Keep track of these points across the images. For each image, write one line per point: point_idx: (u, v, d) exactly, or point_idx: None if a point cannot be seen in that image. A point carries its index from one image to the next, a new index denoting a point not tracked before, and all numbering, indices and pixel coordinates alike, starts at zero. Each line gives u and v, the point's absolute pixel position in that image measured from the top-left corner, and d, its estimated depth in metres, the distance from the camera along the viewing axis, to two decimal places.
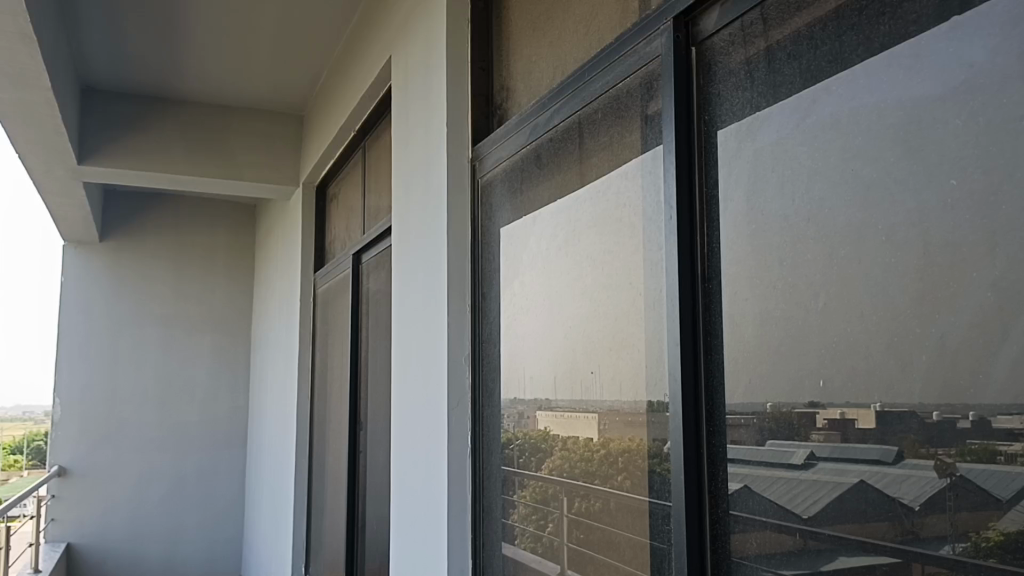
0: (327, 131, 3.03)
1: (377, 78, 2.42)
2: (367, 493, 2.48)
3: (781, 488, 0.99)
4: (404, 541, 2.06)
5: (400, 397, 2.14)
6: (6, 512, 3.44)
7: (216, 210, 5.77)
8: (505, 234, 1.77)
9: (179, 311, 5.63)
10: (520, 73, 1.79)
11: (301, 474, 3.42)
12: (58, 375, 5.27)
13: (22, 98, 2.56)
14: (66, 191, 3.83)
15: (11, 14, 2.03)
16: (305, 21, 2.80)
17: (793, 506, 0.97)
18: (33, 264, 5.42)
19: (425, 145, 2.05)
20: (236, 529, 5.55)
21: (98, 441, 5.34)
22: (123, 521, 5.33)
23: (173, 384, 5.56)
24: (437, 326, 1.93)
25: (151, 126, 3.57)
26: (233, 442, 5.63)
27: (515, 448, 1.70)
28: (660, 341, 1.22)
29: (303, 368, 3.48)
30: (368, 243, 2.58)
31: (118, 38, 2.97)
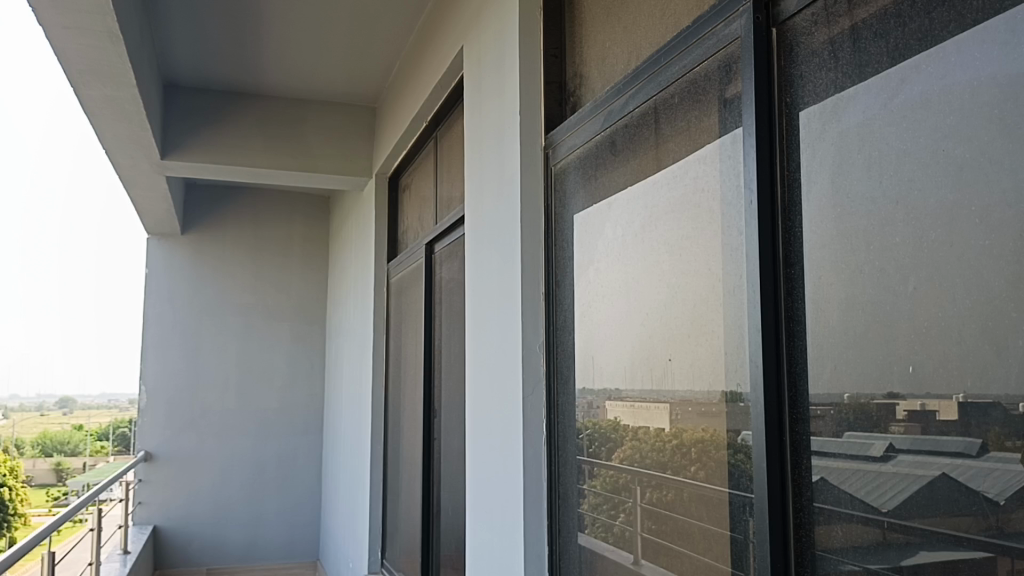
0: (399, 123, 3.06)
1: (450, 68, 2.44)
2: (443, 479, 2.50)
3: (859, 481, 0.97)
4: (480, 527, 2.08)
5: (475, 385, 2.16)
6: (97, 495, 3.59)
7: (291, 202, 5.89)
8: (579, 221, 1.76)
9: (256, 301, 5.76)
10: (593, 59, 1.78)
11: (377, 461, 3.47)
12: (144, 364, 5.47)
13: (110, 94, 2.65)
14: (150, 185, 3.96)
15: (100, 15, 2.11)
16: (378, 14, 2.84)
17: (871, 499, 0.95)
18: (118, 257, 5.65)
19: (498, 134, 2.06)
20: (313, 515, 5.66)
21: (181, 428, 5.52)
22: (205, 505, 5.49)
23: (253, 373, 5.70)
24: (511, 314, 1.93)
25: (230, 121, 3.65)
26: (310, 429, 5.75)
27: (586, 437, 1.70)
28: (740, 327, 1.21)
29: (377, 355, 3.54)
30: (441, 233, 2.60)
31: (198, 35, 3.05)
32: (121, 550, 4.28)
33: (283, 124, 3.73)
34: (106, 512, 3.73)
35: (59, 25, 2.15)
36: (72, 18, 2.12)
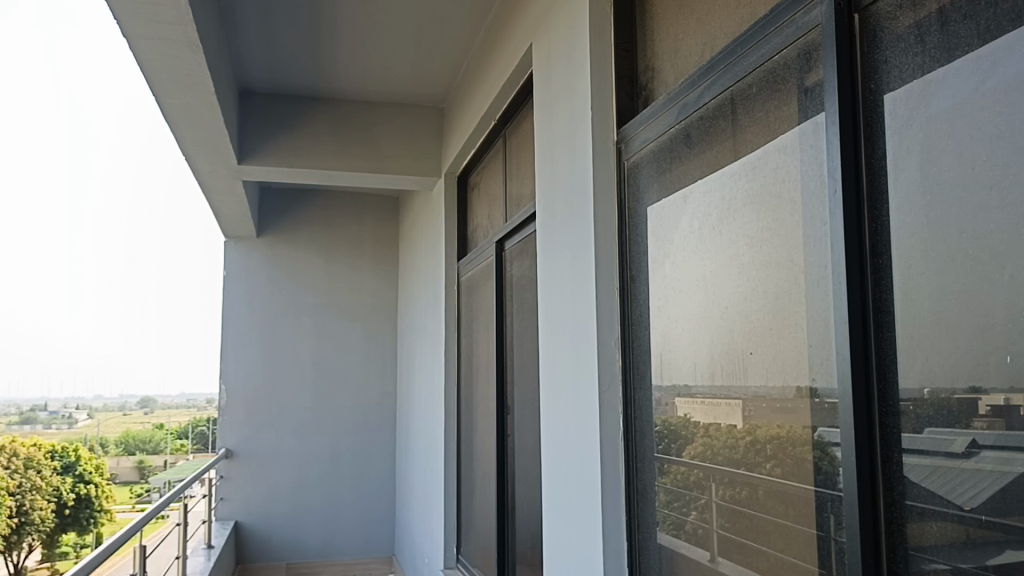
0: (468, 122, 3.09)
1: (519, 66, 2.45)
2: (518, 476, 2.51)
3: (940, 479, 0.97)
4: (558, 523, 2.08)
5: (549, 381, 2.17)
6: (182, 492, 3.68)
7: (362, 204, 5.99)
8: (652, 215, 1.75)
9: (329, 301, 5.87)
10: (666, 52, 1.77)
11: (451, 457, 3.50)
12: (223, 364, 5.62)
13: (190, 101, 2.72)
14: (227, 189, 4.06)
15: (182, 24, 2.17)
16: (448, 16, 2.86)
17: (952, 497, 0.95)
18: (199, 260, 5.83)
19: (569, 131, 2.06)
20: (388, 512, 5.74)
21: (259, 426, 5.64)
22: (282, 502, 5.60)
23: (327, 372, 5.81)
24: (586, 310, 1.93)
25: (303, 125, 3.72)
26: (383, 427, 5.84)
27: (660, 434, 1.70)
28: (826, 319, 1.18)
29: (449, 353, 3.57)
30: (511, 230, 2.61)
31: (271, 42, 3.12)
32: (206, 544, 4.40)
33: (354, 127, 3.78)
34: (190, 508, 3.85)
35: (143, 36, 2.22)
36: (156, 29, 2.19)
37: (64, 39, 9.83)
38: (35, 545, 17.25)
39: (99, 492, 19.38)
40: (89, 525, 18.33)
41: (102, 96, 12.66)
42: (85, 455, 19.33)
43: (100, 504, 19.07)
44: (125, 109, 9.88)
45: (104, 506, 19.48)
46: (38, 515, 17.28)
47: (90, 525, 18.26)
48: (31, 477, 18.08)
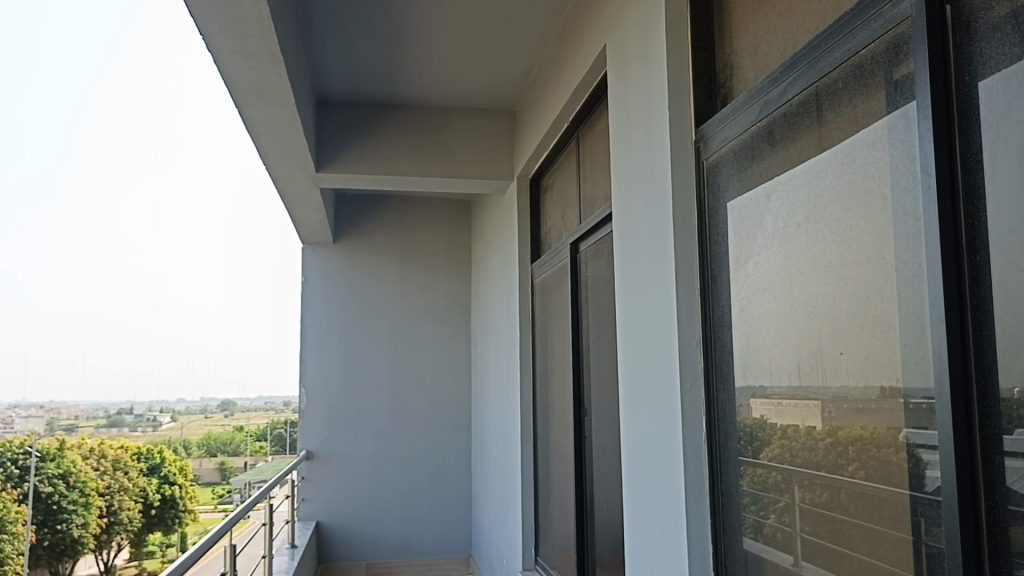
0: (541, 125, 3.10)
1: (593, 68, 2.45)
2: (597, 478, 2.50)
3: None
4: (641, 525, 2.07)
5: (629, 383, 2.17)
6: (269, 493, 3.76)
7: (435, 208, 6.05)
8: (733, 214, 1.73)
9: (404, 304, 5.94)
10: (745, 49, 1.74)
11: (528, 458, 3.51)
12: (303, 367, 5.76)
13: (271, 112, 2.80)
14: (306, 197, 4.16)
15: (265, 38, 2.24)
16: (521, 21, 2.88)
17: None
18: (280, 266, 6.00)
19: (646, 131, 2.06)
20: (464, 514, 5.76)
21: (339, 428, 5.75)
22: (360, 503, 5.68)
23: (403, 374, 5.88)
24: (667, 311, 1.92)
25: (377, 132, 3.78)
26: (458, 429, 5.87)
27: (743, 437, 1.68)
28: (921, 317, 1.15)
29: (525, 356, 3.57)
30: (586, 232, 2.61)
31: (346, 51, 3.18)
32: (289, 543, 4.50)
33: (427, 133, 3.83)
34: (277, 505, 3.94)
35: (228, 50, 2.30)
36: (241, 43, 2.26)
37: (153, 57, 10.18)
38: (123, 545, 18.22)
39: (183, 493, 20.08)
40: (173, 525, 19.11)
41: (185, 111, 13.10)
42: (170, 456, 20.01)
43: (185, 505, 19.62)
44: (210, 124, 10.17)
45: (188, 506, 20.15)
46: (127, 515, 18.26)
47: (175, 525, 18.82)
48: (119, 479, 18.86)
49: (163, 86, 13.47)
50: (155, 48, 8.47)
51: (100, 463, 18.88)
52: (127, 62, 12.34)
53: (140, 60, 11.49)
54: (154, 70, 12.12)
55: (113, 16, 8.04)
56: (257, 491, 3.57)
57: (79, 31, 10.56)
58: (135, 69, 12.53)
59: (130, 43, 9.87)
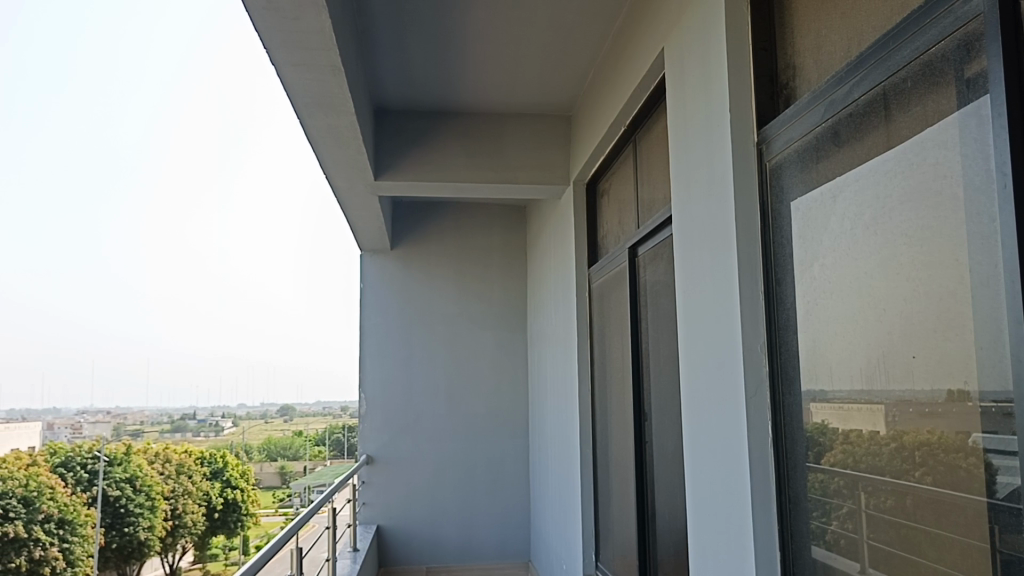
0: (597, 130, 3.10)
1: (650, 72, 2.44)
2: (658, 483, 2.49)
3: None
4: (707, 531, 2.05)
5: (692, 388, 2.15)
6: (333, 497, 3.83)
7: (490, 214, 6.08)
8: (798, 216, 1.70)
9: (460, 309, 5.97)
10: (808, 48, 1.72)
11: (587, 462, 3.50)
12: (362, 372, 5.84)
13: (331, 122, 2.84)
14: (364, 205, 4.22)
15: (326, 50, 2.28)
16: (577, 27, 2.88)
17: None
18: (342, 272, 6.11)
19: (706, 134, 2.04)
20: (523, 518, 5.75)
21: (398, 432, 5.80)
22: (418, 507, 5.72)
23: (461, 379, 5.90)
24: (731, 316, 1.90)
25: (433, 140, 3.82)
26: (516, 433, 5.86)
27: (810, 442, 1.65)
28: (997, 320, 1.12)
29: (583, 360, 3.57)
30: (645, 236, 2.60)
31: (403, 61, 3.21)
32: (352, 547, 4.56)
33: (482, 140, 3.85)
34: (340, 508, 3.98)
35: (290, 63, 2.35)
36: (304, 56, 2.31)
37: (219, 71, 10.47)
38: (188, 545, 18.76)
39: (245, 497, 19.97)
40: (237, 527, 19.06)
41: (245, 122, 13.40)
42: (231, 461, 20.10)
43: (247, 508, 19.92)
44: (274, 133, 10.40)
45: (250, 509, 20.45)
46: (191, 519, 18.68)
47: (238, 528, 19.15)
48: (183, 483, 19.24)
49: (225, 98, 13.80)
50: (222, 61, 8.69)
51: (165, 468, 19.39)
52: (190, 76, 12.68)
53: (205, 73, 11.80)
54: (216, 82, 12.42)
55: (181, 31, 8.29)
56: (321, 495, 3.64)
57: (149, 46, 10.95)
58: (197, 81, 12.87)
59: (198, 59, 10.20)
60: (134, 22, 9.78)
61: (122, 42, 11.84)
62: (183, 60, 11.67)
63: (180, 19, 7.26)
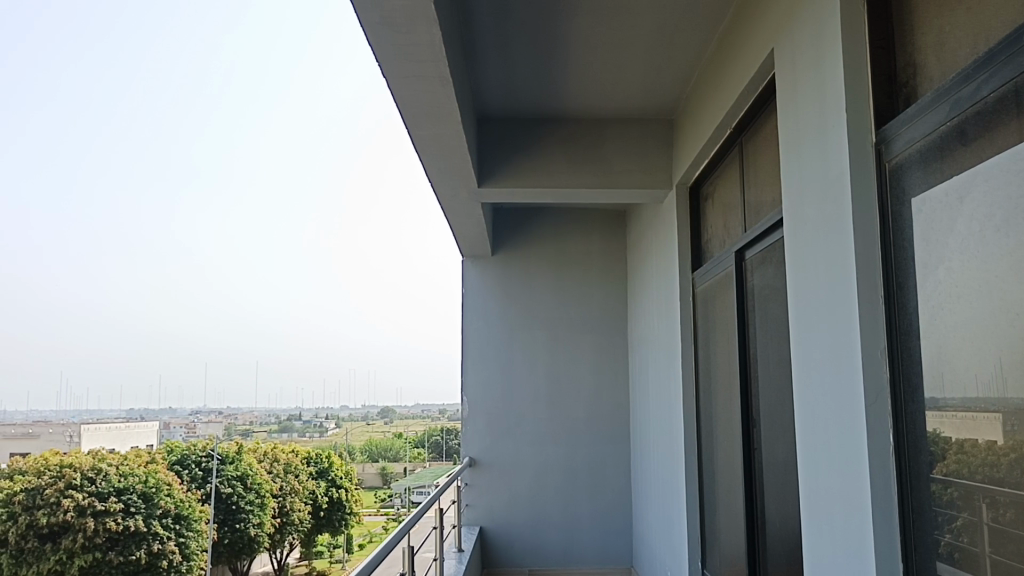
0: (702, 133, 3.07)
1: (759, 73, 2.41)
2: (769, 492, 2.45)
3: None
4: (823, 541, 2.00)
5: (807, 393, 2.11)
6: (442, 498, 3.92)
7: (590, 218, 6.06)
8: (921, 216, 1.64)
9: (560, 313, 5.98)
10: (930, 46, 1.66)
11: (692, 469, 3.46)
12: (465, 375, 5.95)
13: (436, 132, 2.90)
14: (467, 213, 4.30)
15: (436, 62, 2.34)
16: (681, 31, 2.87)
17: None
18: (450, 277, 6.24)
19: (822, 137, 2.00)
20: (625, 523, 5.69)
21: (500, 435, 5.87)
22: (520, 510, 5.76)
23: (561, 383, 5.91)
24: (849, 320, 1.86)
25: (534, 147, 3.85)
26: (617, 437, 5.81)
27: (931, 452, 1.59)
28: None
29: (688, 365, 3.54)
30: (753, 239, 2.57)
31: (505, 69, 3.25)
32: (457, 547, 4.63)
33: (583, 146, 3.86)
34: (447, 511, 4.03)
35: (401, 75, 2.42)
36: (415, 68, 2.38)
37: (330, 83, 10.83)
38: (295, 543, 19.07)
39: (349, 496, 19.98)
40: (341, 526, 19.44)
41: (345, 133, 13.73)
42: (337, 461, 20.55)
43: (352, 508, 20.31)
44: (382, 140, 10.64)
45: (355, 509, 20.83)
46: (298, 516, 19.20)
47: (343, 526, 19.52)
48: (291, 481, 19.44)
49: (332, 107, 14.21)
50: (332, 71, 8.95)
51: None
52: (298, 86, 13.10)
53: (314, 84, 12.16)
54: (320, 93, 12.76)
55: (294, 45, 8.58)
56: (433, 494, 3.71)
57: (268, 60, 11.43)
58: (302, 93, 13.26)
59: (312, 73, 10.61)
60: (255, 40, 10.26)
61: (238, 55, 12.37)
62: (293, 72, 12.05)
63: (295, 34, 7.55)
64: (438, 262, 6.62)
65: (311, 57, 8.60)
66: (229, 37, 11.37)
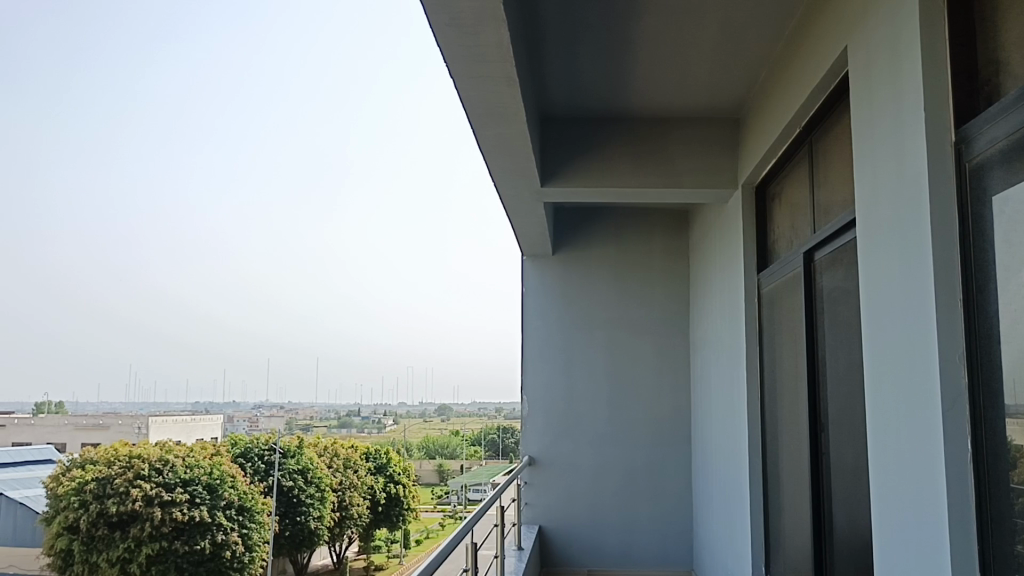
0: (771, 133, 3.03)
1: (831, 71, 2.37)
2: (837, 497, 2.41)
3: None
4: (896, 549, 1.96)
5: (880, 397, 2.07)
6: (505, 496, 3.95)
7: (652, 218, 6.01)
8: (1002, 218, 1.60)
9: (621, 314, 5.95)
10: (1014, 44, 1.61)
11: (756, 472, 3.42)
12: (525, 375, 5.99)
13: (501, 131, 2.92)
14: (530, 213, 4.32)
15: (503, 62, 2.35)
16: (750, 30, 2.83)
17: None
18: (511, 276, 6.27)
19: (898, 136, 1.96)
20: (686, 526, 5.63)
21: (559, 434, 5.88)
22: (579, 510, 5.75)
23: (622, 384, 5.87)
24: (925, 324, 1.81)
25: (597, 147, 3.85)
26: (678, 439, 5.75)
27: (1011, 463, 1.53)
28: None
29: (753, 367, 3.49)
30: (822, 241, 2.53)
31: (569, 68, 3.25)
32: (516, 546, 4.65)
33: (647, 145, 3.84)
34: (508, 508, 4.06)
35: (468, 76, 2.44)
36: (482, 68, 2.39)
37: (397, 85, 10.95)
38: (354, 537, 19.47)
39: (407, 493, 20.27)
40: (398, 522, 19.82)
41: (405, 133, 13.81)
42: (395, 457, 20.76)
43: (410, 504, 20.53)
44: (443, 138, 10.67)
45: (413, 506, 21.05)
46: (357, 511, 19.51)
47: (400, 523, 19.90)
48: (349, 475, 19.71)
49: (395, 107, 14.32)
50: (393, 71, 9.00)
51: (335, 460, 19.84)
52: (363, 88, 13.24)
53: (374, 85, 12.23)
54: (380, 94, 12.85)
55: (356, 45, 8.65)
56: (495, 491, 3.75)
57: (336, 62, 11.61)
58: (363, 94, 13.36)
59: (380, 74, 10.75)
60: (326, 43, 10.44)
61: (306, 57, 12.56)
62: (353, 73, 12.13)
63: (365, 37, 7.67)
64: (501, 261, 6.66)
65: (379, 59, 8.71)
66: (293, 41, 11.50)
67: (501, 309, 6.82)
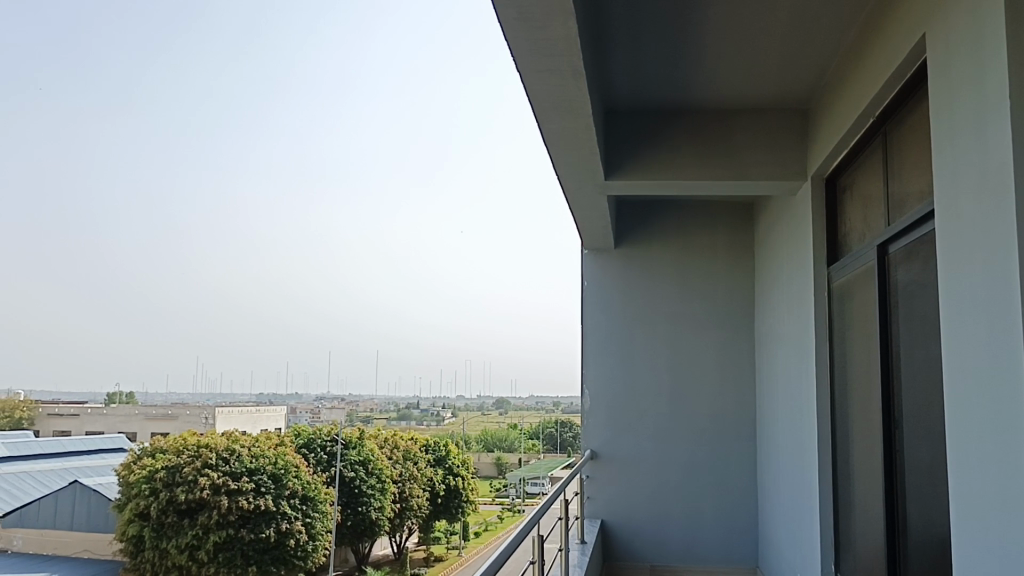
0: (842, 123, 2.97)
1: (909, 59, 2.31)
2: (912, 496, 2.36)
3: None
4: (975, 549, 1.91)
5: (959, 393, 2.01)
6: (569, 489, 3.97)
7: (716, 211, 5.94)
8: None
9: (684, 308, 5.90)
10: None
11: (826, 469, 3.37)
12: (586, 368, 5.98)
13: (565, 125, 2.92)
14: (593, 207, 4.31)
15: (570, 56, 2.35)
16: (822, 17, 2.78)
17: None
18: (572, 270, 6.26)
19: (980, 125, 1.90)
20: (749, 524, 5.57)
21: (621, 429, 5.86)
22: (640, 505, 5.73)
23: (685, 379, 5.83)
24: (1008, 318, 1.75)
25: (662, 140, 3.82)
26: (742, 436, 5.68)
27: None
28: None
29: (822, 363, 3.44)
30: (898, 233, 2.48)
31: (633, 60, 3.23)
32: (578, 540, 4.66)
33: (712, 138, 3.80)
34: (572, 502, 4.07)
35: (534, 70, 2.45)
36: (548, 62, 2.39)
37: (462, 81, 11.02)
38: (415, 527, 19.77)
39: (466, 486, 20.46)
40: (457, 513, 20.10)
41: (466, 129, 13.84)
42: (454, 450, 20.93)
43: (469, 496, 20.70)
44: (509, 133, 10.66)
45: (472, 498, 21.22)
46: (416, 502, 19.74)
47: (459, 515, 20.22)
48: (409, 467, 19.90)
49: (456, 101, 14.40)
50: (459, 69, 9.03)
51: (393, 452, 20.05)
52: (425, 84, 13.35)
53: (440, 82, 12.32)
54: (444, 91, 12.88)
55: (421, 43, 8.70)
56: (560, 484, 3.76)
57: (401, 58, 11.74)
58: (425, 92, 13.44)
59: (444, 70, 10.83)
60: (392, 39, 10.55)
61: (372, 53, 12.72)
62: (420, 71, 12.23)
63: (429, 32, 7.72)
64: (562, 255, 6.66)
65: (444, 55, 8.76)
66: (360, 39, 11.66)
67: (562, 303, 6.82)
